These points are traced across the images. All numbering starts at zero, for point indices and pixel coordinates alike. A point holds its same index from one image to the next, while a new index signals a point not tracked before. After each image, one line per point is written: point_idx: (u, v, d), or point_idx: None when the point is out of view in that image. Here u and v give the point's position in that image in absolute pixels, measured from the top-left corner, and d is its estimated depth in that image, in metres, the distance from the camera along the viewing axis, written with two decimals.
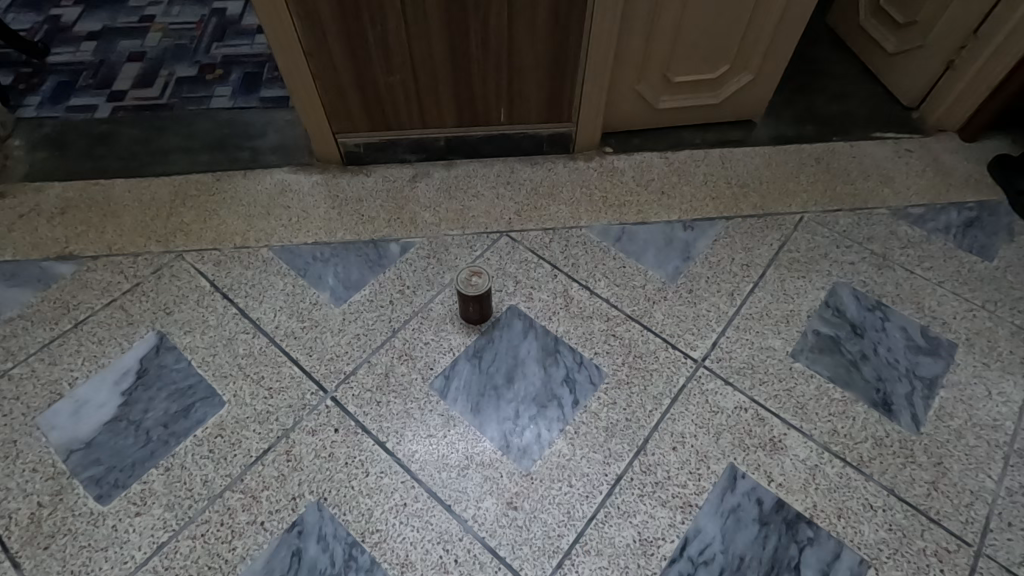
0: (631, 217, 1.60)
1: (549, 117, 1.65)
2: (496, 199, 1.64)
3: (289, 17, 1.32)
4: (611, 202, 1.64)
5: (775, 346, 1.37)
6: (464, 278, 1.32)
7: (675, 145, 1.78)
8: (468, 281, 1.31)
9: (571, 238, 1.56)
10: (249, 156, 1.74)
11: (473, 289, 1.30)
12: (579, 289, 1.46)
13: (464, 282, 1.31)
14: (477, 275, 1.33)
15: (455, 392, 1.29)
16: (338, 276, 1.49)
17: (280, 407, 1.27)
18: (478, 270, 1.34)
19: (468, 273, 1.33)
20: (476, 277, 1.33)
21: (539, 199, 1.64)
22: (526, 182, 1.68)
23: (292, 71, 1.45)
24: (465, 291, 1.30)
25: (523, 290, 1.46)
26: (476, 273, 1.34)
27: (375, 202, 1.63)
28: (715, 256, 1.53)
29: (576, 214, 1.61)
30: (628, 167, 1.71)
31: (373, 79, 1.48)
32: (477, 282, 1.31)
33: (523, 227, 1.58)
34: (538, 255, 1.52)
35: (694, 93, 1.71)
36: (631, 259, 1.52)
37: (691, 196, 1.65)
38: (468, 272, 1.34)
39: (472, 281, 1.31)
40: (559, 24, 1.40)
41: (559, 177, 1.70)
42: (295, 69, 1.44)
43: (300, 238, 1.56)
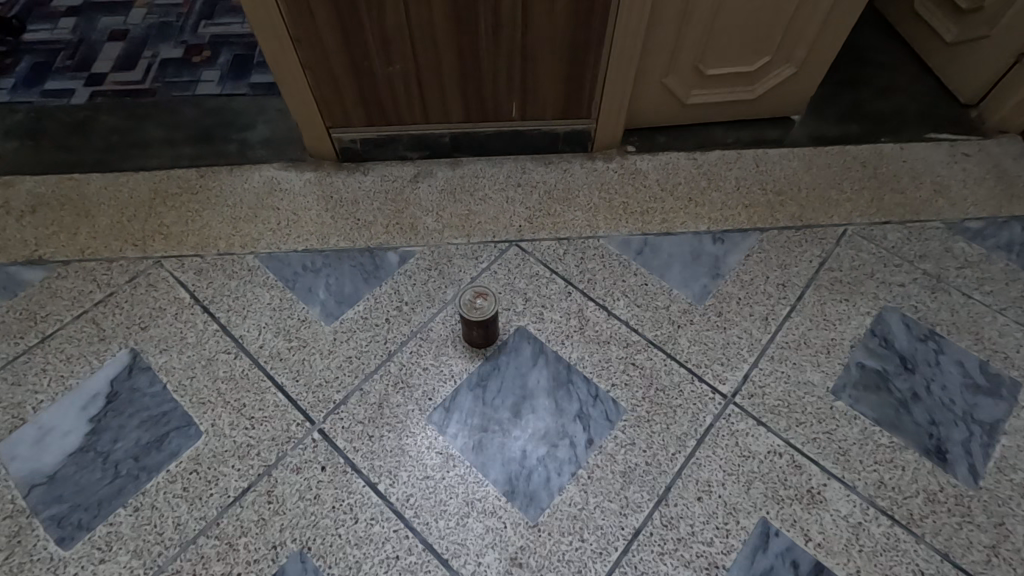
0: (655, 227, 1.45)
1: (566, 113, 1.49)
2: (505, 203, 1.49)
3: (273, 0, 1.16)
4: (633, 209, 1.48)
5: (814, 380, 1.22)
6: (467, 299, 1.19)
7: (704, 145, 1.60)
8: (472, 303, 1.18)
9: (588, 250, 1.41)
10: (236, 150, 1.59)
11: (477, 314, 1.17)
12: (595, 309, 1.32)
13: (467, 304, 1.18)
14: (482, 297, 1.19)
15: (455, 428, 1.16)
16: (330, 289, 1.35)
17: (262, 440, 1.15)
18: (483, 290, 1.21)
19: (472, 293, 1.20)
20: (480, 298, 1.19)
21: (553, 204, 1.49)
22: (538, 184, 1.53)
23: (280, 60, 1.29)
24: (469, 315, 1.17)
25: (534, 309, 1.32)
26: (480, 293, 1.20)
27: (372, 204, 1.49)
28: (748, 274, 1.37)
29: (594, 222, 1.46)
30: (651, 169, 1.55)
31: (370, 70, 1.32)
32: (482, 305, 1.18)
33: (535, 237, 1.43)
34: (551, 269, 1.38)
35: (728, 88, 1.53)
36: (654, 276, 1.37)
37: (722, 204, 1.49)
38: (472, 293, 1.20)
39: (476, 303, 1.18)
40: (581, 9, 1.23)
41: (575, 180, 1.54)
42: (282, 58, 1.29)
43: (290, 244, 1.42)
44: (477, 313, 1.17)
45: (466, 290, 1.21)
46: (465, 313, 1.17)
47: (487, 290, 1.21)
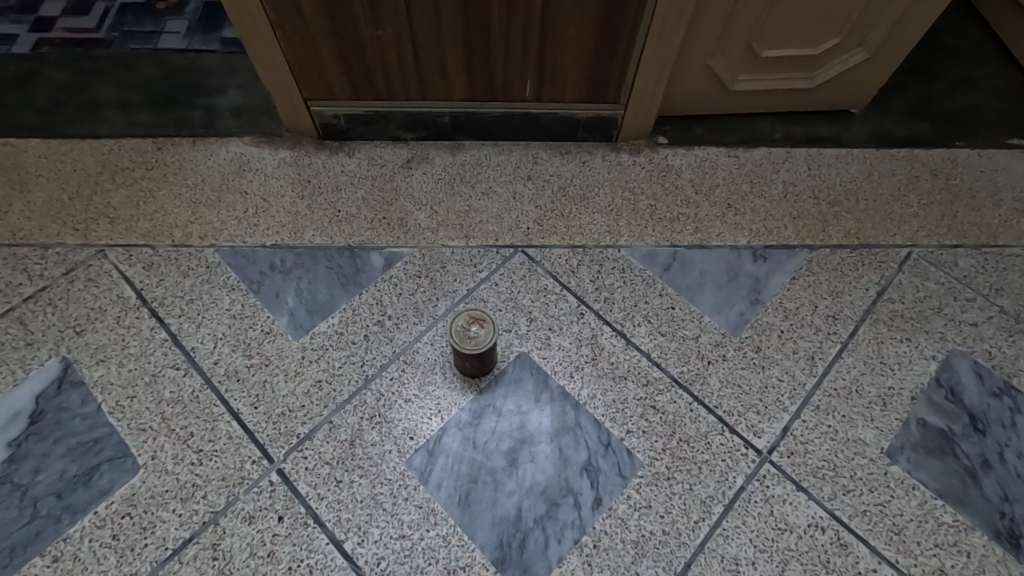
0: (685, 239, 1.24)
1: (589, 96, 1.25)
2: (512, 200, 1.27)
3: None
4: (661, 214, 1.26)
5: (866, 439, 1.03)
6: (460, 327, 0.99)
7: (748, 139, 1.37)
8: (467, 334, 0.98)
9: (606, 263, 1.20)
10: (201, 118, 1.36)
11: (474, 345, 0.97)
12: (611, 336, 1.12)
13: (461, 334, 0.98)
14: (478, 322, 0.99)
15: (439, 476, 0.98)
16: (301, 296, 1.15)
17: (209, 480, 0.97)
18: (477, 312, 1.01)
19: (465, 318, 1.00)
20: (476, 326, 0.99)
21: (567, 204, 1.27)
22: (552, 179, 1.30)
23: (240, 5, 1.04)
24: (463, 348, 0.97)
25: (539, 333, 1.12)
26: (475, 318, 1.00)
27: (357, 193, 1.27)
28: (793, 302, 1.16)
29: (614, 228, 1.24)
30: (685, 167, 1.32)
31: (356, 32, 1.08)
32: (479, 334, 0.98)
33: (545, 243, 1.22)
34: (562, 284, 1.17)
35: (783, 73, 1.29)
36: (683, 298, 1.17)
37: (766, 214, 1.27)
38: (466, 318, 1.00)
39: (472, 334, 0.98)
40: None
41: (596, 175, 1.31)
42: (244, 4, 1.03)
43: (257, 237, 1.21)
44: (475, 343, 0.97)
45: (458, 314, 1.00)
46: (457, 346, 0.97)
47: (483, 310, 1.01)
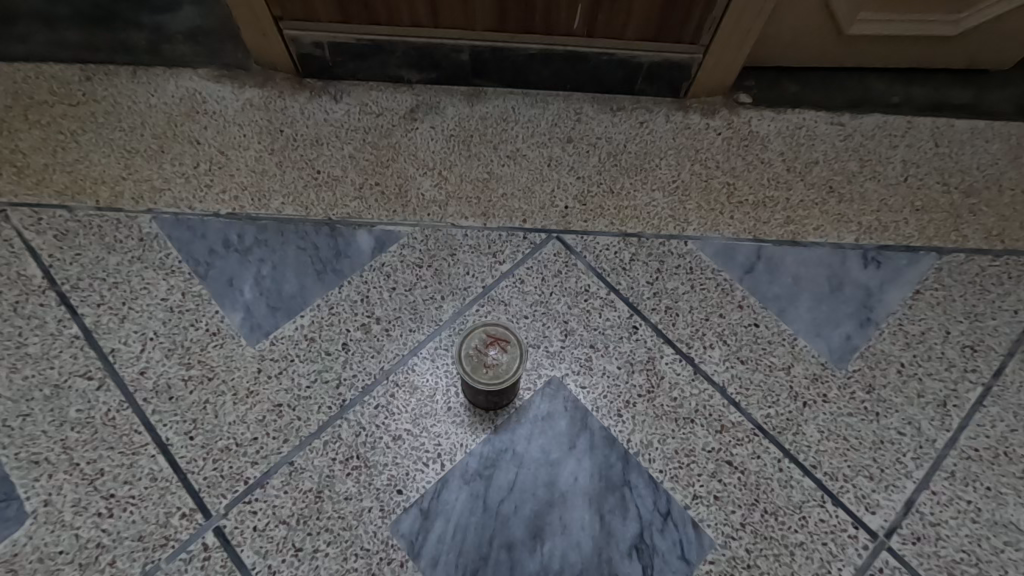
0: (773, 232, 0.94)
1: (658, 31, 0.93)
2: (545, 170, 0.97)
3: None
4: (741, 197, 0.96)
5: (1020, 523, 0.75)
6: (473, 353, 0.73)
7: (856, 103, 1.05)
8: (482, 364, 0.72)
9: (668, 260, 0.91)
10: (146, 41, 1.05)
11: (494, 380, 0.72)
12: (673, 360, 0.84)
13: (474, 363, 0.73)
14: (497, 346, 0.73)
15: (435, 549, 0.72)
16: (262, 285, 0.87)
17: (120, 539, 0.71)
18: (495, 330, 0.75)
19: (479, 340, 0.74)
20: (494, 351, 0.73)
21: (618, 179, 0.97)
22: (598, 143, 1.00)
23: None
24: (478, 385, 0.71)
25: (576, 352, 0.84)
26: (493, 340, 0.74)
27: (343, 151, 0.97)
28: (917, 326, 0.87)
29: (679, 212, 0.95)
30: (773, 135, 1.01)
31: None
32: (499, 365, 0.72)
33: (587, 229, 0.93)
34: (609, 285, 0.89)
35: (918, 14, 0.96)
36: (769, 314, 0.88)
37: (880, 203, 0.96)
38: (480, 338, 0.74)
39: (490, 364, 0.72)
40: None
41: (656, 141, 1.00)
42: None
43: (208, 203, 0.92)
44: (494, 378, 0.72)
45: (470, 333, 0.74)
46: (470, 382, 0.72)
47: (502, 326, 0.75)
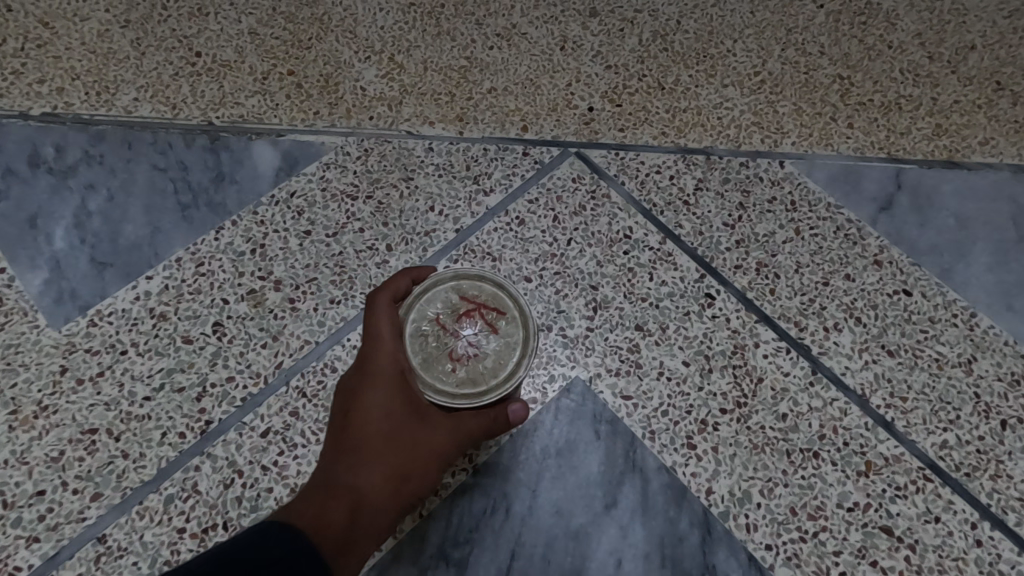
0: (917, 148, 0.59)
1: None
2: (559, 55, 0.62)
3: None
4: (861, 96, 0.62)
5: None
6: (433, 332, 0.42)
7: None
8: (443, 357, 0.41)
9: (756, 191, 0.57)
10: None
11: (461, 388, 0.41)
12: (776, 350, 0.50)
13: (431, 352, 0.41)
14: (476, 322, 0.42)
15: None
16: (87, 226, 0.52)
17: None
18: (478, 291, 0.43)
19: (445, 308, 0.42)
20: (469, 331, 0.42)
21: (670, 69, 0.62)
22: (638, 18, 0.65)
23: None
24: (433, 395, 0.41)
25: (613, 338, 0.50)
26: (472, 310, 0.42)
27: (238, 24, 0.62)
28: None
29: (767, 118, 0.60)
30: (902, 8, 0.67)
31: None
32: (475, 359, 0.41)
33: (624, 142, 0.58)
34: (663, 228, 0.54)
35: None
36: (927, 274, 0.53)
37: None
38: (449, 304, 0.43)
39: (460, 356, 0.41)
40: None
41: (726, 16, 0.65)
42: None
43: (12, 98, 0.57)
44: (462, 384, 0.41)
45: (431, 294, 0.43)
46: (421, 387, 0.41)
47: (490, 284, 0.43)
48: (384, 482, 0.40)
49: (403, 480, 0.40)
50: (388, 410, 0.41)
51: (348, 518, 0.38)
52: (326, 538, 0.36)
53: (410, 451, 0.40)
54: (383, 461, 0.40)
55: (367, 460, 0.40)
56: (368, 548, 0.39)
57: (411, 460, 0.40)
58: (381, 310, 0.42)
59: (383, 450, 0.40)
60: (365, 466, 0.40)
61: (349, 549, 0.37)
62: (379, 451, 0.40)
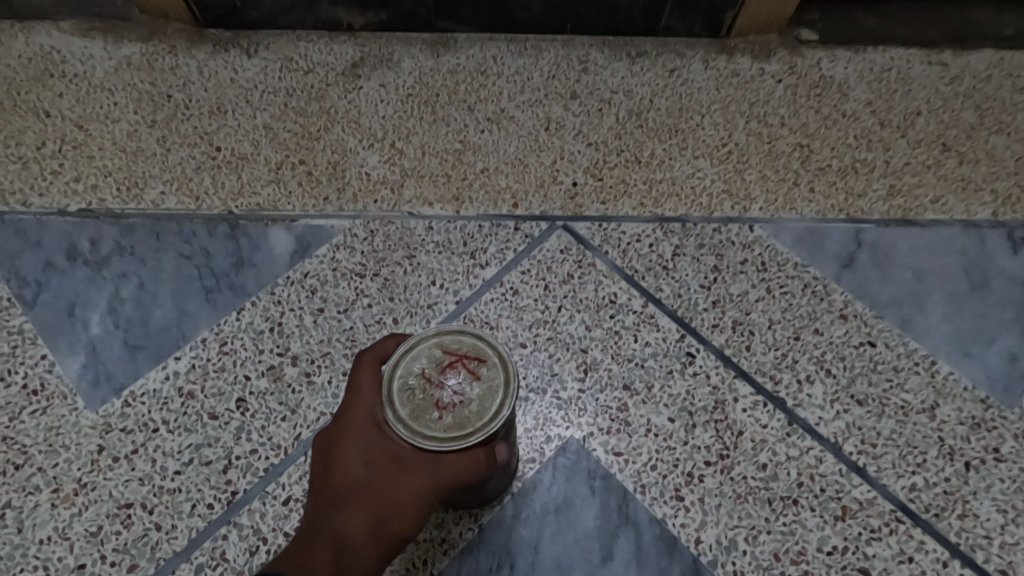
0: (874, 209, 0.65)
1: None
2: (544, 134, 0.69)
3: None
4: (820, 162, 0.68)
5: None
6: (417, 385, 0.40)
7: (957, 36, 0.78)
8: (431, 407, 0.38)
9: (728, 254, 0.62)
10: None
11: (451, 436, 0.38)
12: (754, 403, 0.54)
13: (416, 404, 0.39)
14: (461, 372, 0.40)
15: None
16: (119, 312, 0.57)
17: None
18: (460, 342, 0.41)
19: (428, 361, 0.40)
20: (455, 381, 0.40)
21: (646, 143, 0.69)
22: (615, 98, 0.72)
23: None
24: (421, 445, 0.38)
25: (603, 398, 0.54)
26: (455, 361, 0.40)
27: (254, 120, 0.69)
28: None
29: (736, 185, 0.66)
30: (853, 80, 0.74)
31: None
32: (463, 407, 0.39)
33: (606, 214, 0.64)
34: (645, 292, 0.60)
35: None
36: (890, 326, 0.58)
37: (1018, 163, 0.68)
38: (431, 357, 0.40)
39: (446, 405, 0.39)
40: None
41: (694, 93, 0.72)
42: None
43: (51, 196, 0.63)
44: (451, 432, 0.38)
45: (412, 349, 0.40)
46: (407, 438, 0.38)
47: (471, 335, 0.41)
48: (366, 529, 0.41)
49: (385, 526, 0.41)
50: (369, 459, 0.41)
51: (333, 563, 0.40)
52: None
53: (391, 499, 0.41)
54: (366, 509, 0.41)
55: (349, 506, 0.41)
56: None
57: (393, 506, 0.41)
58: (366, 364, 0.42)
59: (364, 496, 0.41)
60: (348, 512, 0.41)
61: None
62: (359, 498, 0.41)
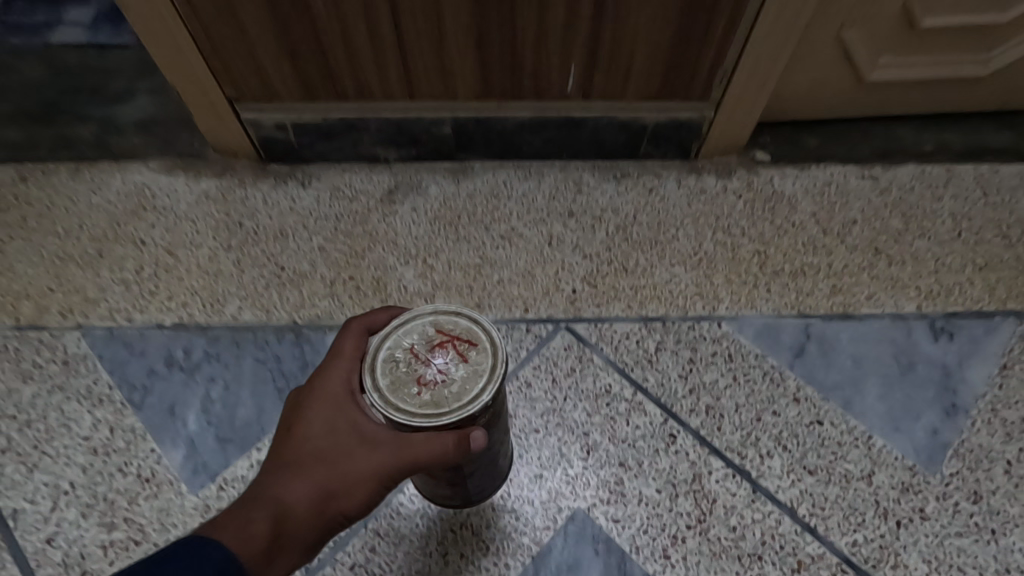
0: (819, 305, 0.79)
1: (661, 89, 0.83)
2: (548, 248, 0.84)
3: None
4: (775, 266, 0.83)
5: None
6: (403, 358, 0.50)
7: (885, 154, 0.94)
8: (413, 380, 0.49)
9: (701, 347, 0.76)
10: (92, 136, 0.95)
11: (426, 409, 0.48)
12: (725, 475, 0.67)
13: (400, 375, 0.49)
14: (448, 353, 0.51)
15: None
16: (210, 410, 0.71)
17: None
18: (452, 328, 0.52)
19: (419, 339, 0.51)
20: (440, 361, 0.50)
21: (631, 254, 0.84)
22: (605, 215, 0.87)
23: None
24: (396, 412, 0.48)
25: (603, 473, 0.67)
26: (444, 341, 0.51)
27: (311, 242, 0.84)
28: (1016, 411, 0.71)
29: (706, 289, 0.81)
30: (800, 194, 0.89)
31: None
32: (441, 384, 0.49)
33: (601, 316, 0.78)
34: (634, 383, 0.73)
35: (945, 57, 0.88)
36: (834, 406, 0.72)
37: (937, 264, 0.83)
38: (423, 337, 0.52)
39: (427, 381, 0.49)
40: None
41: (670, 209, 0.88)
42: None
43: (150, 313, 0.77)
44: (426, 405, 0.48)
45: (408, 328, 0.52)
46: (386, 405, 0.48)
47: (465, 322, 0.52)
48: (312, 498, 0.48)
49: (330, 498, 0.48)
50: (330, 430, 0.49)
51: (274, 527, 0.46)
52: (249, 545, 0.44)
53: (341, 472, 0.48)
54: (316, 479, 0.48)
55: (301, 472, 0.48)
56: (290, 551, 0.47)
57: (341, 479, 0.48)
58: (352, 335, 0.53)
59: (318, 464, 0.49)
60: (300, 479, 0.48)
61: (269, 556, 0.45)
62: (312, 467, 0.49)
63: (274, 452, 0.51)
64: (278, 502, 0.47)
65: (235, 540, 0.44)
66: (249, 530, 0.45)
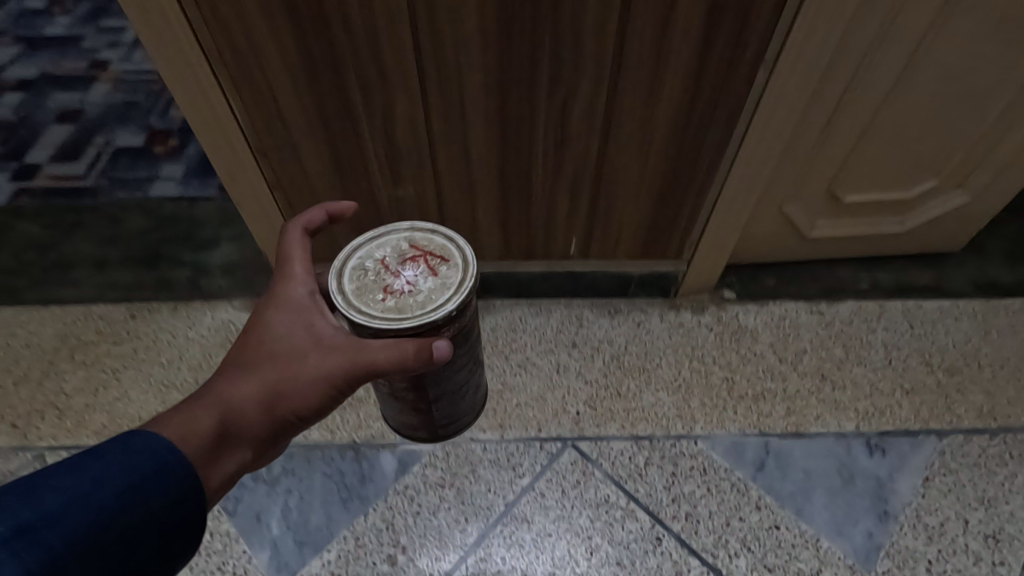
0: (777, 425, 0.98)
1: (644, 251, 1.06)
2: (556, 375, 1.04)
3: (236, 105, 0.80)
4: (741, 391, 1.02)
5: None
6: (376, 268, 0.69)
7: (829, 292, 1.16)
8: (382, 288, 0.66)
9: (681, 462, 0.94)
10: (186, 277, 1.17)
11: (389, 310, 0.64)
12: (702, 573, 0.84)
13: (369, 281, 0.67)
14: (418, 267, 0.69)
15: None
16: (290, 517, 0.89)
17: None
18: (425, 249, 0.71)
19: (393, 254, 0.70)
20: (410, 273, 0.68)
21: (624, 380, 1.03)
22: (603, 346, 1.08)
23: (222, 137, 0.83)
24: (365, 309, 0.65)
25: (604, 571, 0.84)
26: (416, 257, 0.70)
27: None
28: (935, 517, 0.89)
29: (685, 411, 1.00)
30: (761, 327, 1.10)
31: (371, 179, 0.91)
32: (405, 291, 0.66)
33: (600, 434, 0.97)
34: (628, 493, 0.91)
35: (869, 221, 1.11)
36: (788, 513, 0.89)
37: (872, 388, 1.02)
38: (397, 253, 0.71)
39: (393, 289, 0.66)
40: (700, 90, 0.80)
41: (654, 341, 1.09)
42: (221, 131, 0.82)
43: None
44: (390, 306, 0.65)
45: (385, 245, 0.71)
46: (354, 305, 0.65)
47: (438, 245, 0.71)
48: (263, 396, 0.60)
49: (277, 399, 0.61)
50: (281, 343, 0.63)
51: (223, 420, 0.57)
52: (200, 434, 0.54)
53: (290, 375, 0.61)
54: (266, 381, 0.60)
55: (253, 375, 0.61)
56: (237, 440, 0.58)
57: (289, 381, 0.61)
58: (301, 256, 0.69)
59: (269, 367, 0.61)
60: (252, 378, 0.61)
61: (218, 442, 0.55)
62: (264, 370, 0.61)
63: (229, 362, 0.63)
64: (225, 401, 0.58)
65: (184, 430, 0.53)
66: (199, 422, 0.55)
